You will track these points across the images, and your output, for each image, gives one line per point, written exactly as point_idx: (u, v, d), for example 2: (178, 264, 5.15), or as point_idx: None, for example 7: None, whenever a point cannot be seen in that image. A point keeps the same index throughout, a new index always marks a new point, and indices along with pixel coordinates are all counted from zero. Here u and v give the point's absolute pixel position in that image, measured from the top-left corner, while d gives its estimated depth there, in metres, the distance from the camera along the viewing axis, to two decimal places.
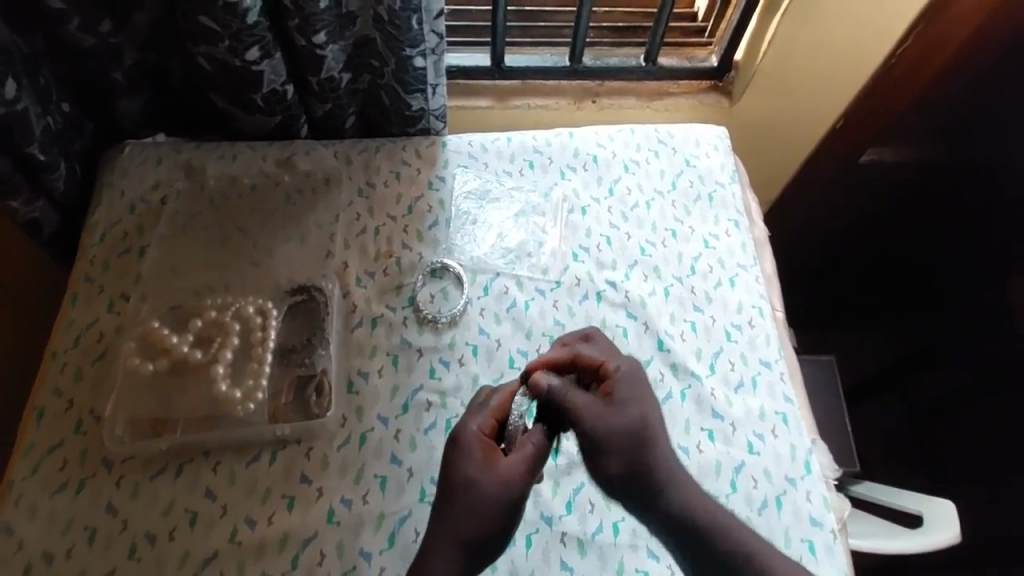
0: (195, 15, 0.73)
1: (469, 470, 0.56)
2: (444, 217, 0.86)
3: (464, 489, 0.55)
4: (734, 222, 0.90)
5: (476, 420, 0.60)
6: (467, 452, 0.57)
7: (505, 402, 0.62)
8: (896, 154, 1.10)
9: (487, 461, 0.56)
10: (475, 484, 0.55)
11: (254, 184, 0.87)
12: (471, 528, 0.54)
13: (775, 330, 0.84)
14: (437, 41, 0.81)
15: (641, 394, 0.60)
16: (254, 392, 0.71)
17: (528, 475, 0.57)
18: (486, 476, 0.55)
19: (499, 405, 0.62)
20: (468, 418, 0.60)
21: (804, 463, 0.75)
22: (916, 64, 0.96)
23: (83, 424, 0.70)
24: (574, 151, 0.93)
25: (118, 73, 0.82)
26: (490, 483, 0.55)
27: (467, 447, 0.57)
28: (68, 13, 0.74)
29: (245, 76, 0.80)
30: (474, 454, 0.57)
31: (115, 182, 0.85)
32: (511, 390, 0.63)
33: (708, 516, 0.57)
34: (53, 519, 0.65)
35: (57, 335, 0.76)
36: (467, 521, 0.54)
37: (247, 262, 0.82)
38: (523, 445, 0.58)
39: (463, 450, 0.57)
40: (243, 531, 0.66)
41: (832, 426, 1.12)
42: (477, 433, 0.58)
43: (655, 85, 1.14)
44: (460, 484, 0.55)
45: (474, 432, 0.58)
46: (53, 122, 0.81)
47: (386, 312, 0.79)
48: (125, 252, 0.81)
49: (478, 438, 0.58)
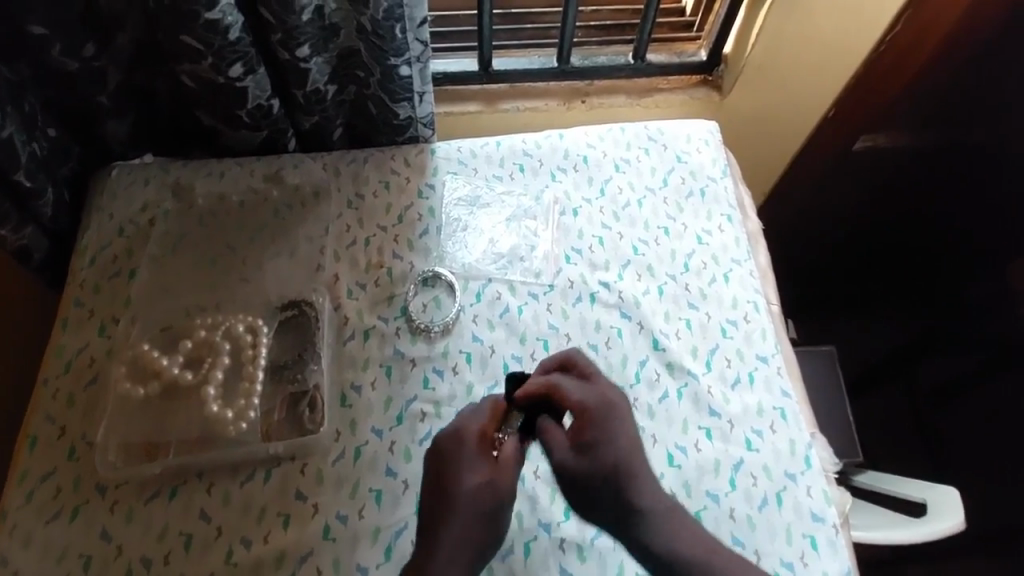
0: (176, 34, 0.73)
1: (475, 478, 0.57)
2: (434, 225, 0.86)
3: (472, 497, 0.56)
4: (728, 216, 0.89)
5: (473, 423, 0.60)
6: (468, 460, 0.57)
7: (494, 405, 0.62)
8: (890, 139, 1.08)
9: (489, 469, 0.57)
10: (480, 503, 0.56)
11: (243, 201, 0.87)
12: (483, 538, 0.56)
13: (772, 324, 0.83)
14: (421, 49, 0.80)
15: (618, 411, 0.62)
16: (246, 411, 0.71)
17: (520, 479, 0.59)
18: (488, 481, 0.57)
19: (490, 409, 0.62)
20: (464, 421, 0.60)
21: (804, 458, 0.74)
22: (911, 43, 0.92)
23: (77, 451, 0.70)
24: (565, 151, 0.92)
25: (103, 96, 0.82)
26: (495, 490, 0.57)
27: (469, 457, 0.58)
28: (49, 38, 0.73)
29: (230, 93, 0.80)
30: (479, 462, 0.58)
31: (104, 205, 0.85)
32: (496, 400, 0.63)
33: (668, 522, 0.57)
34: (47, 547, 0.66)
35: (49, 361, 0.76)
36: (478, 526, 0.56)
37: (237, 279, 0.82)
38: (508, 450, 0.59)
39: (467, 457, 0.58)
40: (238, 552, 0.65)
41: (836, 419, 1.11)
42: (478, 441, 0.59)
43: (646, 82, 1.13)
44: (467, 491, 0.56)
45: (476, 438, 0.59)
46: (38, 148, 0.81)
47: (379, 324, 0.79)
48: (115, 275, 0.81)
49: (480, 444, 0.59)
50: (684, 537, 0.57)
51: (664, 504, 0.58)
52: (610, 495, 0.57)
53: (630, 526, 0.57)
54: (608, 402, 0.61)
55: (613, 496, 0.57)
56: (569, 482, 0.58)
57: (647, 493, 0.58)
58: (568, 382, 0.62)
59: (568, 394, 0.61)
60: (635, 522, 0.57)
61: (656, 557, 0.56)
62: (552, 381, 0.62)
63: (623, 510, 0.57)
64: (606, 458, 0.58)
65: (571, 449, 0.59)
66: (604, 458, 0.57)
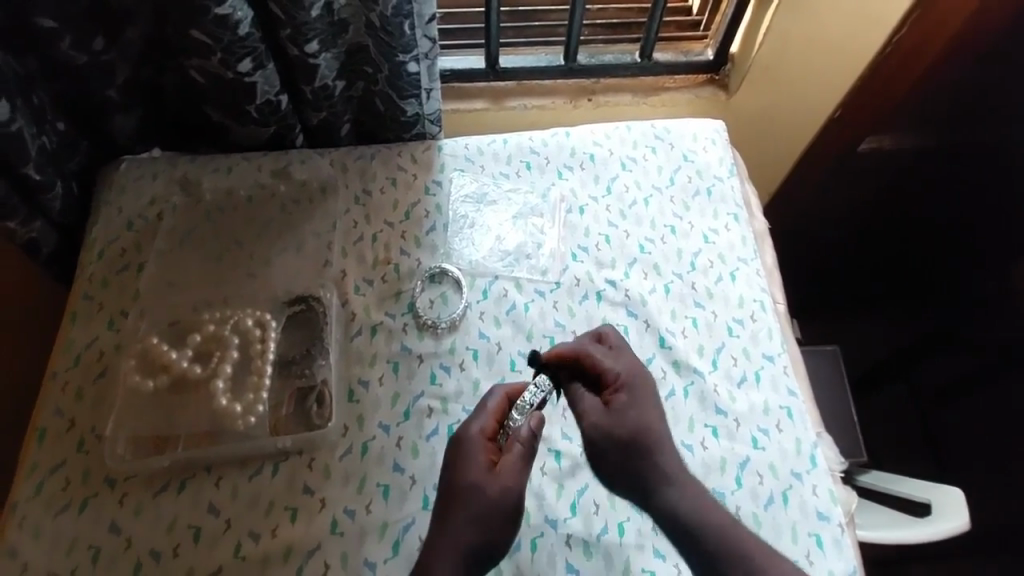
0: (186, 29, 0.73)
1: (472, 477, 0.57)
2: (441, 222, 0.86)
3: (469, 494, 0.56)
4: (734, 215, 0.90)
5: (477, 422, 0.61)
6: (468, 460, 0.58)
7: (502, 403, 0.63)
8: (895, 141, 1.09)
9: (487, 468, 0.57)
10: (477, 493, 0.56)
11: (251, 196, 0.87)
12: (475, 532, 0.55)
13: (778, 323, 0.83)
14: (429, 46, 0.80)
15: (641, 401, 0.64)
16: (254, 406, 0.71)
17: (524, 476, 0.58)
18: (486, 479, 0.57)
19: (497, 407, 0.62)
20: (469, 421, 0.61)
21: (810, 457, 0.74)
22: (915, 50, 0.95)
23: (86, 443, 0.71)
24: (571, 149, 0.93)
25: (112, 90, 0.82)
26: (490, 482, 0.56)
27: (469, 454, 0.58)
28: (60, 31, 0.74)
29: (238, 88, 0.80)
30: (478, 459, 0.58)
31: (112, 199, 0.86)
32: (505, 393, 0.63)
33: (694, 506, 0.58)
34: (57, 538, 0.66)
35: (58, 354, 0.76)
36: (472, 527, 0.55)
37: (245, 274, 0.82)
38: (513, 446, 0.59)
39: (467, 454, 0.58)
40: (246, 545, 0.66)
41: (839, 419, 1.12)
42: (478, 439, 0.59)
43: (652, 80, 1.13)
44: (466, 492, 0.56)
45: (475, 436, 0.59)
46: (47, 141, 0.81)
47: (386, 320, 0.79)
48: (124, 269, 0.81)
49: (480, 443, 0.59)
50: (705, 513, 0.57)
51: (679, 469, 0.60)
52: (638, 454, 0.60)
53: (653, 487, 0.59)
54: (639, 377, 0.65)
55: (634, 455, 0.60)
56: (596, 433, 0.62)
57: (668, 457, 0.61)
58: (597, 349, 0.67)
59: (603, 363, 0.66)
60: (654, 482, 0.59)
61: (676, 519, 0.57)
62: (584, 349, 0.66)
63: (644, 469, 0.59)
64: (631, 421, 0.61)
65: (600, 407, 0.63)
66: (630, 415, 0.62)
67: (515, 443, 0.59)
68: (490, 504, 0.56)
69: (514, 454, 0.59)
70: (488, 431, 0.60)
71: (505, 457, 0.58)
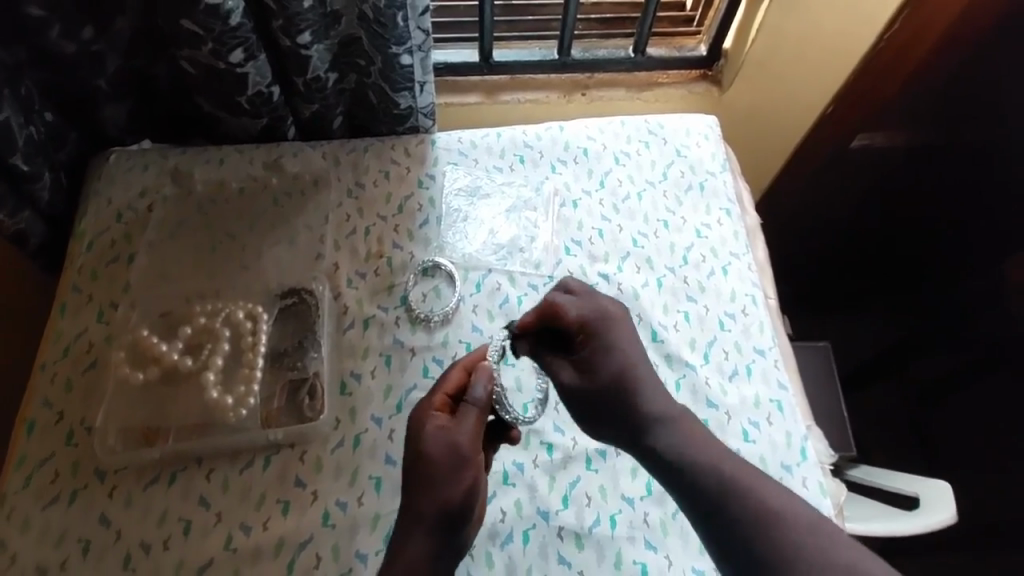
0: (176, 18, 0.73)
1: (428, 446, 0.55)
2: (434, 215, 0.85)
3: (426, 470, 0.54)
4: (726, 211, 0.90)
5: (427, 399, 0.60)
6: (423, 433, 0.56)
7: (458, 378, 0.62)
8: (887, 138, 1.08)
9: (439, 434, 0.56)
10: (429, 460, 0.55)
11: (242, 187, 0.87)
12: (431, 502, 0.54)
13: (769, 318, 0.84)
14: (422, 38, 0.80)
15: (615, 330, 0.63)
16: (246, 397, 0.71)
17: (479, 437, 0.57)
18: (436, 440, 0.56)
19: (452, 381, 0.61)
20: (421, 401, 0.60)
21: (799, 450, 0.75)
22: (897, 55, 0.95)
23: (75, 435, 0.70)
24: (565, 143, 0.92)
25: (101, 80, 0.81)
26: (436, 443, 0.56)
27: (420, 430, 0.57)
28: (48, 19, 0.73)
29: (229, 78, 0.79)
30: (427, 429, 0.56)
31: (102, 190, 0.85)
32: (462, 368, 0.63)
33: (701, 459, 0.54)
34: (45, 531, 0.65)
35: (46, 347, 0.75)
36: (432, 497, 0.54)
37: (236, 266, 0.82)
38: (468, 407, 0.58)
39: (415, 428, 0.57)
40: (237, 538, 0.65)
41: (829, 414, 1.12)
42: (429, 413, 0.58)
43: (645, 76, 1.14)
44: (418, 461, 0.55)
45: (426, 411, 0.58)
46: (35, 132, 0.80)
47: (378, 313, 0.78)
48: (113, 261, 0.81)
49: (428, 415, 0.58)
50: (698, 442, 0.56)
51: (674, 417, 0.58)
52: (613, 403, 0.59)
53: (641, 429, 0.58)
54: (606, 312, 0.64)
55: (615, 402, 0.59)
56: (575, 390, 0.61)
57: (652, 399, 0.59)
58: (568, 300, 0.65)
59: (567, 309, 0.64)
60: (649, 428, 0.57)
61: (665, 455, 0.55)
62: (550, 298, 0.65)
63: (628, 416, 0.58)
64: (609, 366, 0.60)
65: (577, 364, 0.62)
66: (608, 370, 0.60)
67: (466, 405, 0.58)
68: (444, 471, 0.54)
69: (466, 416, 0.57)
70: (436, 402, 0.59)
71: (458, 420, 0.57)
